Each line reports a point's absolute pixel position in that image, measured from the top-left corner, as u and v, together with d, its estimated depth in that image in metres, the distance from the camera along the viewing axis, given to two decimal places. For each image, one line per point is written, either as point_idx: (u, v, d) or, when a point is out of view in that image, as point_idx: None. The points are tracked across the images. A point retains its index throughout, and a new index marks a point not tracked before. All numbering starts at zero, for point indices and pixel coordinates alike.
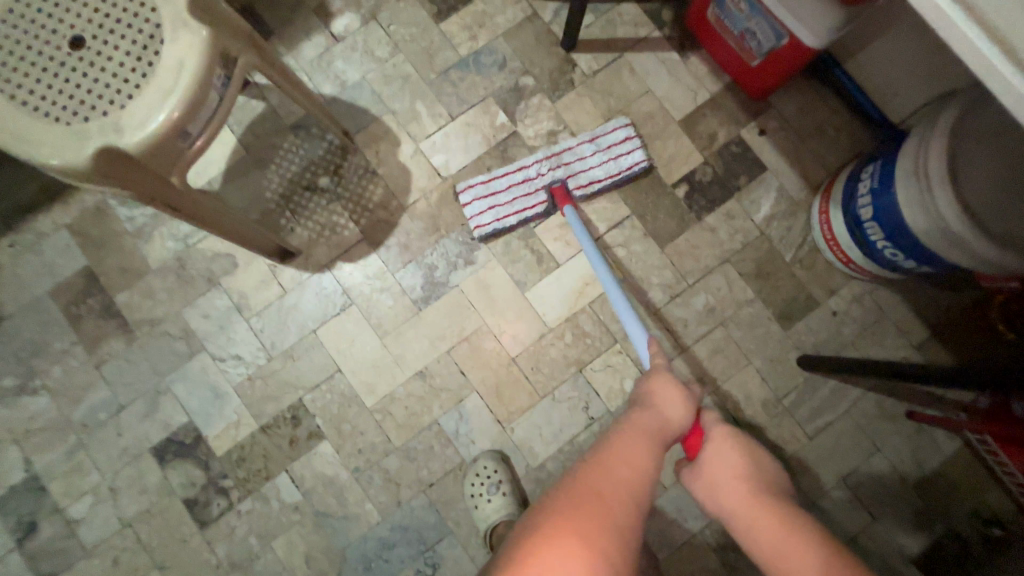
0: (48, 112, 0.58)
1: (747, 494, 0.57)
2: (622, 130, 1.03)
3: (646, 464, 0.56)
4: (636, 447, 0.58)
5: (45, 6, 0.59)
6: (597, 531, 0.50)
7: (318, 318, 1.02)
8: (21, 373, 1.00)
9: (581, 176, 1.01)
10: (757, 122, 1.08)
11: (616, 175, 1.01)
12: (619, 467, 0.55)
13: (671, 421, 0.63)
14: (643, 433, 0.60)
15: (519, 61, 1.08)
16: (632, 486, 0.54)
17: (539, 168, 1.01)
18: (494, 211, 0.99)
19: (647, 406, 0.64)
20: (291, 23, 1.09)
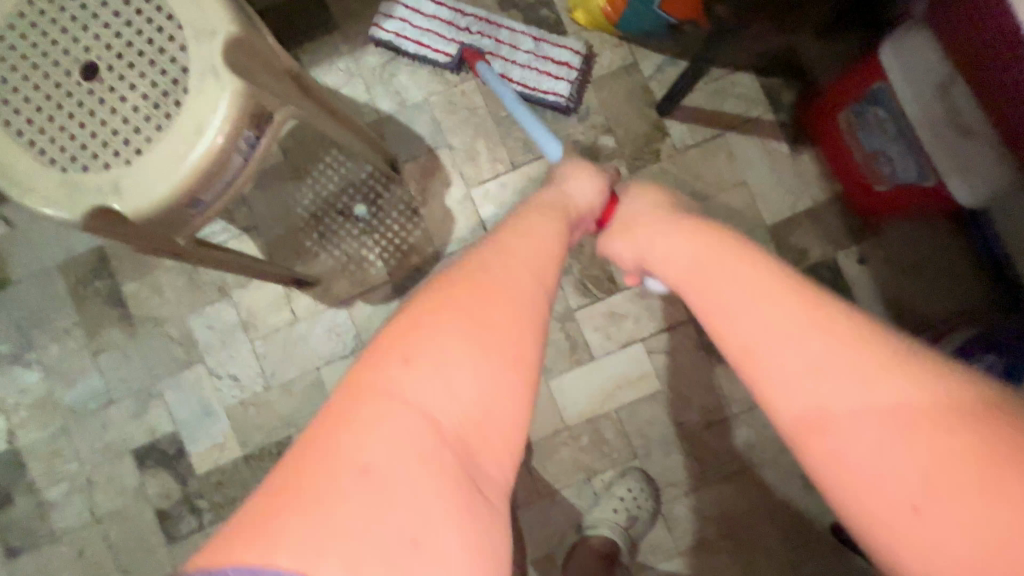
0: (44, 152, 0.49)
1: (778, 286, 0.42)
2: (569, 52, 0.93)
3: (523, 257, 0.50)
4: (545, 226, 0.55)
5: (61, 18, 0.50)
6: (490, 305, 0.45)
7: (324, 356, 0.94)
8: (19, 343, 0.96)
9: (499, 61, 0.93)
10: (859, 247, 0.92)
11: (532, 90, 0.92)
12: (522, 246, 0.51)
13: (572, 197, 0.63)
14: (539, 218, 0.57)
15: (603, 116, 0.94)
16: (541, 265, 0.50)
17: (470, 25, 0.94)
18: (402, 25, 0.93)
19: (548, 196, 0.62)
20: (360, 19, 0.96)
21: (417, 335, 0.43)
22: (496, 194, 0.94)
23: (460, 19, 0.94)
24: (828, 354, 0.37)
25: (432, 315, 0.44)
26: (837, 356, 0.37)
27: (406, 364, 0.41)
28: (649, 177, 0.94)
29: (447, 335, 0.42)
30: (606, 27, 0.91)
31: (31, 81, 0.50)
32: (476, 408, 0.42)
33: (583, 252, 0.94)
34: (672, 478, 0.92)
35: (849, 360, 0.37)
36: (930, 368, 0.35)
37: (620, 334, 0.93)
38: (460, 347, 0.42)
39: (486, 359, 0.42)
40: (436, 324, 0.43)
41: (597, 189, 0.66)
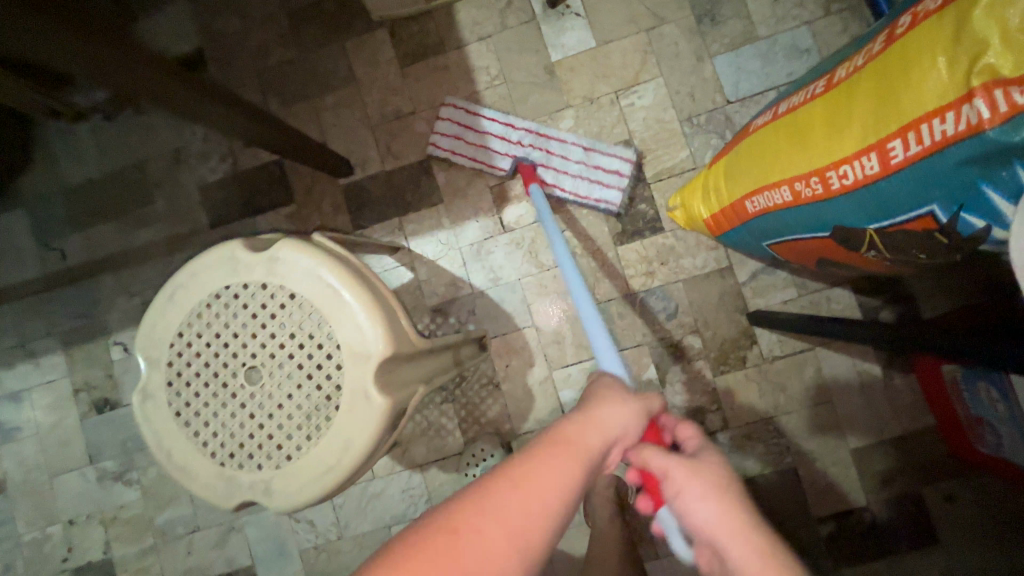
0: (206, 443, 0.54)
1: (729, 518, 0.43)
2: (618, 162, 0.95)
3: (549, 492, 0.39)
4: (568, 471, 0.41)
5: (234, 322, 0.55)
6: (499, 551, 0.35)
7: (396, 516, 0.98)
8: (123, 462, 1.04)
9: (553, 171, 0.96)
10: (946, 482, 0.89)
11: (584, 199, 0.95)
12: (540, 485, 0.39)
13: (604, 427, 0.47)
14: (568, 446, 0.43)
15: (692, 317, 0.95)
16: (522, 516, 0.37)
17: (520, 138, 0.97)
18: (455, 142, 0.99)
19: (585, 411, 0.48)
20: (464, 195, 1.00)
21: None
22: (577, 379, 0.97)
23: (512, 131, 0.98)
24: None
25: (420, 541, 0.35)
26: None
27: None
28: (733, 383, 0.94)
29: None
30: (702, 232, 0.91)
31: (202, 375, 0.55)
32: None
33: None
34: None
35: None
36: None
37: None
38: None
39: None
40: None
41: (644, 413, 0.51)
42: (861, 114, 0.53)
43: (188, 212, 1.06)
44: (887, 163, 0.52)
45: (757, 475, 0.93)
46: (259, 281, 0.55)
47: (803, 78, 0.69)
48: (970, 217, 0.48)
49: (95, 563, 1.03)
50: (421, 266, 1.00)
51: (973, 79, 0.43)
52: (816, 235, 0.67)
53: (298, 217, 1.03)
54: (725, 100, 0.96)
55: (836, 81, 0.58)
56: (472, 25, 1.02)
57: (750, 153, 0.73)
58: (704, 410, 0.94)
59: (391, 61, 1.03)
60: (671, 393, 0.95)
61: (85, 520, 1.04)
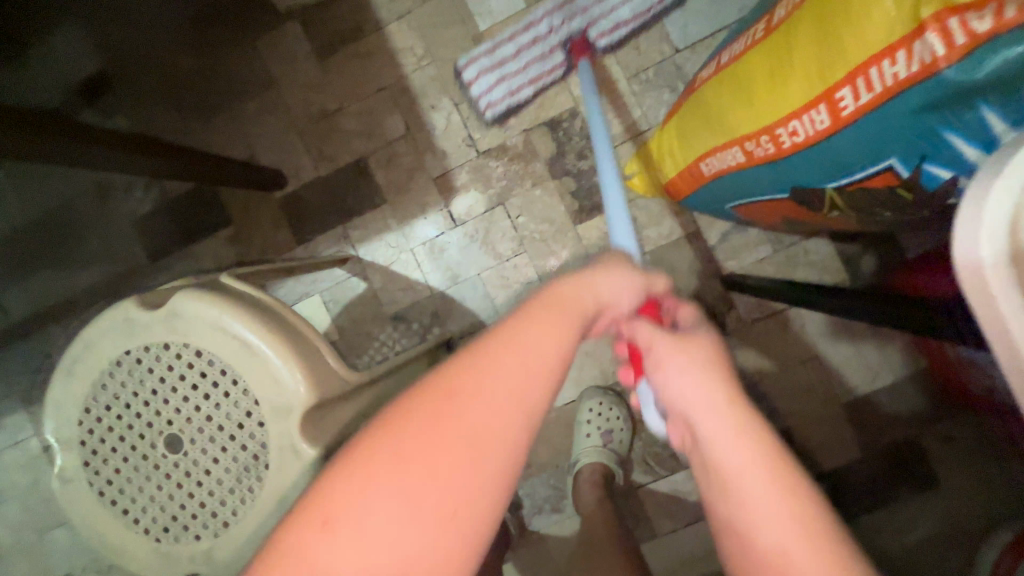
0: (137, 521, 0.51)
1: (717, 390, 0.42)
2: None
3: (545, 351, 0.37)
4: (555, 329, 0.39)
5: (143, 389, 0.50)
6: (490, 398, 0.35)
7: None
8: None
9: (605, 21, 0.87)
10: (944, 424, 0.85)
11: (645, 16, 0.86)
12: (516, 348, 0.37)
13: (598, 291, 0.44)
14: (560, 308, 0.40)
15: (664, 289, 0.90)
16: (524, 370, 0.36)
17: (549, 23, 0.88)
18: (497, 71, 0.89)
19: (583, 274, 0.44)
20: (407, 191, 0.94)
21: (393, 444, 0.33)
22: None
23: (537, 28, 0.88)
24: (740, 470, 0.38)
25: (403, 409, 0.35)
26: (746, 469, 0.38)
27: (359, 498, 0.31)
28: None
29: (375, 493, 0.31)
30: (663, 198, 0.85)
31: (119, 450, 0.51)
32: (414, 567, 0.31)
33: (644, 429, 0.92)
34: None
35: (735, 436, 0.39)
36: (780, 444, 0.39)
37: (685, 512, 0.91)
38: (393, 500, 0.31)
39: (419, 513, 0.31)
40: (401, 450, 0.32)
41: (641, 288, 0.47)
42: (804, 61, 0.46)
43: (123, 248, 0.99)
44: (837, 115, 0.45)
45: None
46: (162, 341, 0.50)
47: (746, 20, 0.61)
48: (934, 168, 0.41)
49: None
50: (374, 273, 0.95)
51: (923, 8, 0.37)
52: (775, 197, 0.60)
53: (238, 239, 0.97)
54: (673, 49, 0.87)
55: (776, 23, 0.51)
56: (388, 1, 0.92)
57: (698, 111, 0.66)
58: None
59: (307, 54, 0.94)
60: None
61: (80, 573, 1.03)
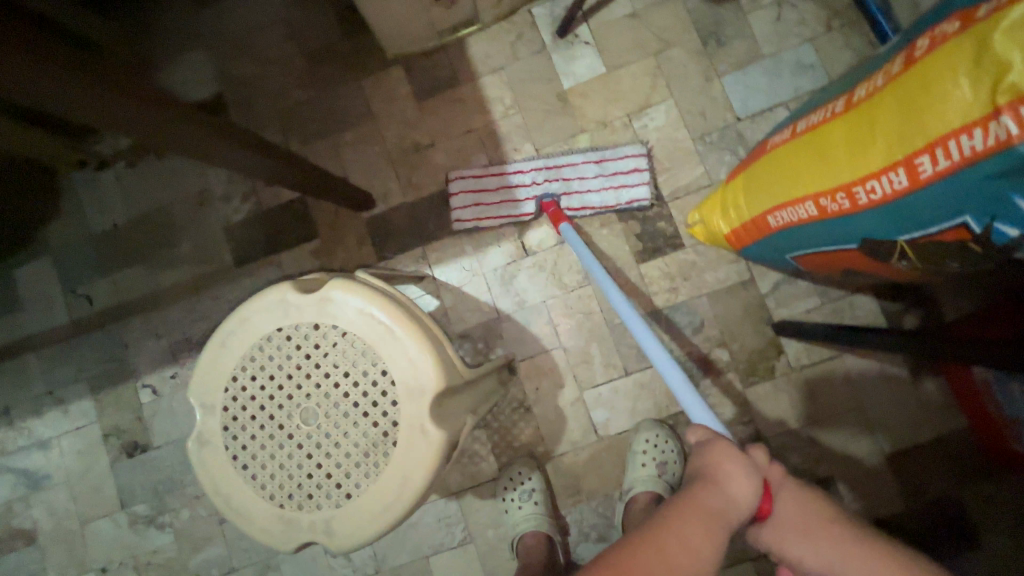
0: (264, 485, 0.55)
1: (820, 520, 0.60)
2: (633, 159, 0.98)
3: (706, 555, 0.53)
4: (705, 536, 0.53)
5: (288, 365, 0.56)
6: (673, 564, 0.52)
7: (433, 545, 0.98)
8: (155, 505, 1.04)
9: (575, 198, 0.98)
10: (991, 486, 0.87)
11: (613, 207, 0.98)
12: (676, 552, 0.52)
13: (734, 501, 0.56)
14: (699, 516, 0.54)
15: (718, 330, 0.96)
16: (691, 572, 0.52)
17: (533, 178, 1.00)
18: (477, 210, 1.00)
19: (712, 477, 0.57)
20: (484, 222, 1.02)
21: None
22: (607, 398, 0.97)
23: (523, 176, 1.00)
24: (848, 570, 0.56)
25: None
26: (852, 565, 0.56)
27: None
28: (762, 393, 0.95)
29: None
30: (723, 246, 0.93)
31: (257, 417, 0.56)
32: None
33: None
34: None
35: (823, 529, 0.59)
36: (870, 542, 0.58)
37: (729, 551, 0.93)
38: None
39: None
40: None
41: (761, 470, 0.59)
42: (885, 131, 0.55)
43: (212, 252, 1.07)
44: (916, 177, 0.53)
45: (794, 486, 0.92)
46: (312, 322, 0.56)
47: (821, 96, 0.71)
48: (1003, 226, 0.49)
49: None
50: (446, 294, 1.02)
51: (998, 95, 0.46)
52: (843, 247, 0.68)
53: (323, 251, 1.05)
54: (735, 118, 0.99)
55: (857, 99, 0.60)
56: (484, 58, 1.04)
57: (770, 168, 0.75)
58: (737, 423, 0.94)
59: (406, 96, 1.06)
60: None
61: (116, 567, 1.03)
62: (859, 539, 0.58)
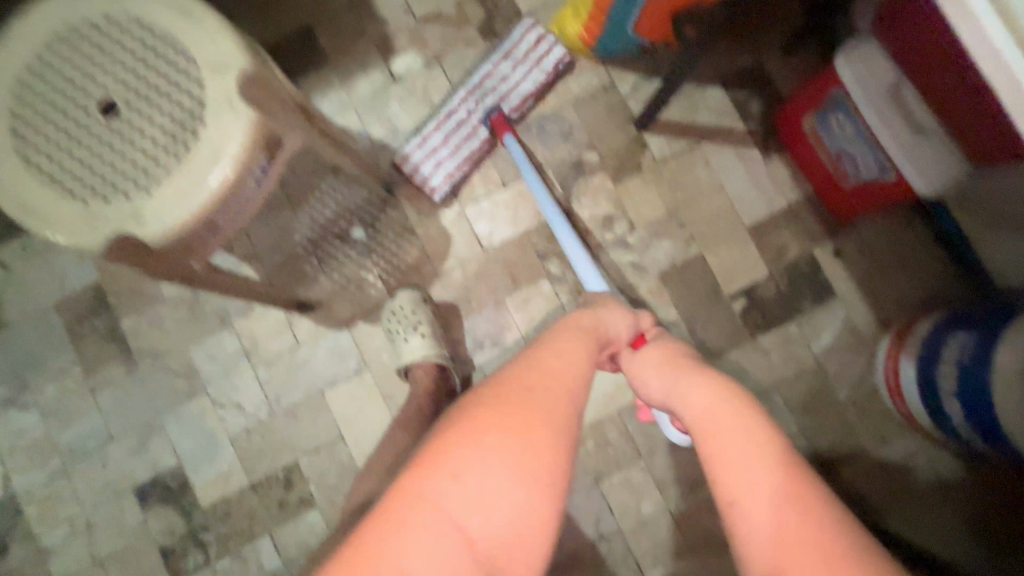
0: (64, 185, 0.52)
1: (710, 389, 0.52)
2: (531, 32, 0.94)
3: (577, 365, 0.56)
4: (579, 343, 0.58)
5: (79, 62, 0.52)
6: (530, 433, 0.49)
7: (329, 379, 0.95)
8: (14, 385, 0.94)
9: (513, 97, 0.97)
10: (833, 242, 0.98)
11: (546, 81, 0.97)
12: (548, 358, 0.55)
13: (607, 325, 0.64)
14: (581, 331, 0.60)
15: (586, 133, 1.00)
16: (564, 386, 0.53)
17: (466, 108, 0.96)
18: (440, 170, 0.96)
19: (596, 313, 0.64)
20: (349, 54, 1.01)
21: (508, 391, 0.51)
22: (489, 210, 0.99)
23: (459, 112, 0.97)
24: (702, 418, 0.51)
25: (466, 419, 0.49)
26: (717, 419, 0.49)
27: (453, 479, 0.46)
28: (634, 187, 0.99)
29: (475, 444, 0.48)
30: (580, 50, 0.97)
31: (52, 120, 0.52)
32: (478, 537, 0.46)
33: None
34: (677, 475, 0.95)
35: (722, 411, 0.50)
36: (805, 481, 0.45)
37: None
38: (479, 463, 0.47)
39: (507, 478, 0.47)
40: (501, 406, 0.50)
41: (630, 323, 0.67)
42: None
43: None
44: None
45: (672, 269, 0.98)
46: (101, 14, 0.53)
47: None
48: None
49: None
50: None
51: None
52: None
53: None
54: None
55: None
56: None
57: None
58: (613, 217, 0.98)
59: None
60: (579, 208, 0.99)
61: None
62: (775, 446, 0.46)
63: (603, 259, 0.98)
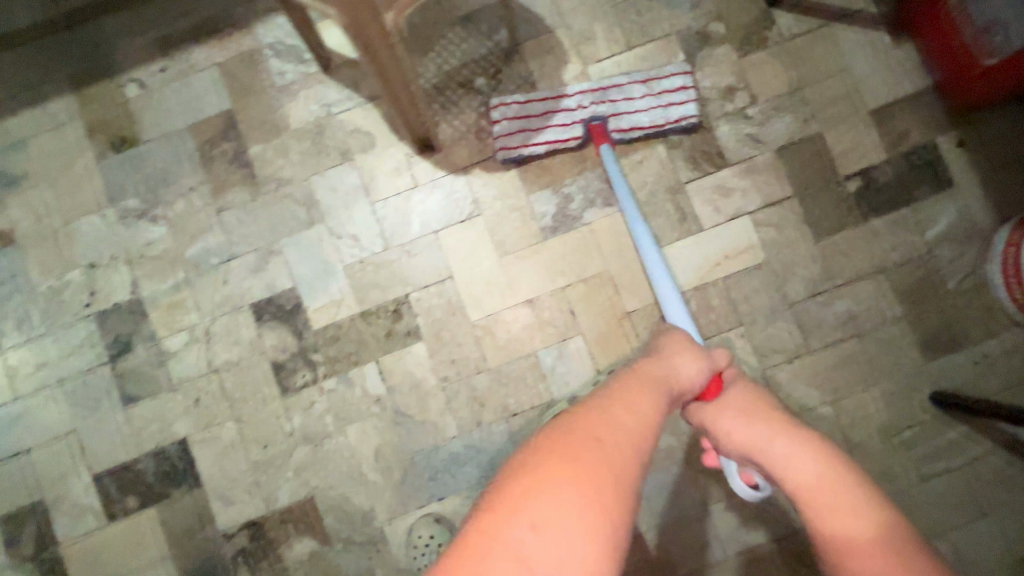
0: None
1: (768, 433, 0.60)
2: (679, 77, 0.98)
3: (649, 427, 0.51)
4: (651, 411, 0.53)
5: None
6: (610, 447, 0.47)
7: (443, 220, 0.98)
8: (146, 199, 1.00)
9: (624, 119, 0.96)
10: (957, 131, 0.97)
11: (661, 125, 0.97)
12: (624, 417, 0.50)
13: (682, 376, 0.59)
14: (662, 384, 0.56)
15: (714, 5, 1.00)
16: (642, 434, 0.50)
17: (580, 101, 0.97)
18: (524, 135, 0.97)
19: (666, 359, 0.61)
20: None
21: (584, 434, 0.48)
22: (611, 72, 1.00)
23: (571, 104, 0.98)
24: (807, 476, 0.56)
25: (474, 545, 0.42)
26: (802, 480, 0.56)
27: (533, 533, 0.42)
28: (757, 61, 0.99)
29: (546, 492, 0.44)
30: None
31: None
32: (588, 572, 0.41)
33: (694, 130, 0.98)
34: (776, 345, 0.96)
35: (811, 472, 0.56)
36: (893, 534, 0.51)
37: (728, 208, 0.98)
38: (575, 517, 0.43)
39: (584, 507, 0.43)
40: (584, 449, 0.46)
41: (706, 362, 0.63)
42: None
43: None
44: None
45: (788, 144, 0.98)
46: None
47: None
48: None
49: (123, 304, 0.98)
50: None
51: None
52: None
53: None
54: None
55: None
56: None
57: None
58: (734, 90, 0.99)
59: None
60: (700, 77, 0.99)
61: (107, 264, 0.99)
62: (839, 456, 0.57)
63: (721, 129, 0.99)
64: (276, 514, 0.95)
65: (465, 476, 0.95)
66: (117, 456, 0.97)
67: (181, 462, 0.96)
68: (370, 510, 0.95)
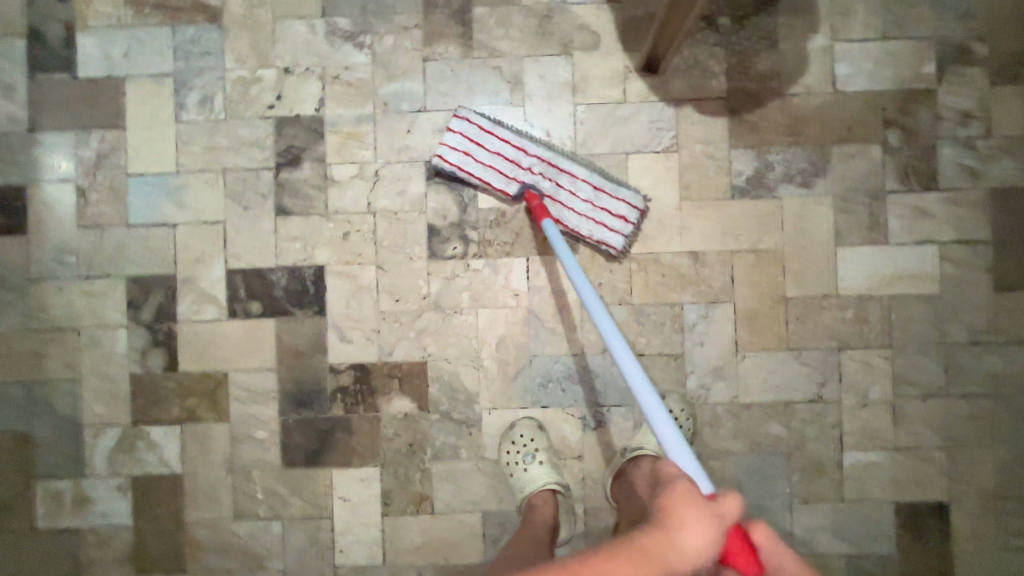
0: None
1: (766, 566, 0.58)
2: (625, 206, 0.92)
3: None
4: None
5: None
6: None
7: (637, 144, 0.96)
8: (358, 23, 0.98)
9: (559, 205, 0.93)
10: None
11: (584, 237, 0.93)
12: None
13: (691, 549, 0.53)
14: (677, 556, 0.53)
15: (985, 23, 0.95)
16: None
17: (535, 164, 0.91)
18: (464, 158, 0.92)
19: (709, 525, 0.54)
20: None
21: None
22: (856, 56, 0.96)
23: (524, 155, 0.91)
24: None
25: None
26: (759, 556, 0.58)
27: None
28: (1006, 96, 0.95)
29: None
30: None
31: None
32: None
33: (916, 143, 0.95)
34: (914, 378, 0.95)
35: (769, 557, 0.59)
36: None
37: (920, 231, 0.95)
38: None
39: None
40: None
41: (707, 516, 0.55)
42: None
43: None
44: None
45: (1005, 189, 0.95)
46: None
47: None
48: None
49: (305, 118, 0.98)
50: None
51: None
52: None
53: None
54: None
55: None
56: None
57: None
58: (971, 116, 0.95)
59: None
60: (943, 91, 0.95)
61: (301, 73, 0.98)
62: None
63: (943, 150, 0.95)
64: (386, 366, 0.97)
65: (573, 395, 0.96)
66: (254, 261, 0.98)
67: (313, 287, 0.97)
68: (475, 394, 0.96)
